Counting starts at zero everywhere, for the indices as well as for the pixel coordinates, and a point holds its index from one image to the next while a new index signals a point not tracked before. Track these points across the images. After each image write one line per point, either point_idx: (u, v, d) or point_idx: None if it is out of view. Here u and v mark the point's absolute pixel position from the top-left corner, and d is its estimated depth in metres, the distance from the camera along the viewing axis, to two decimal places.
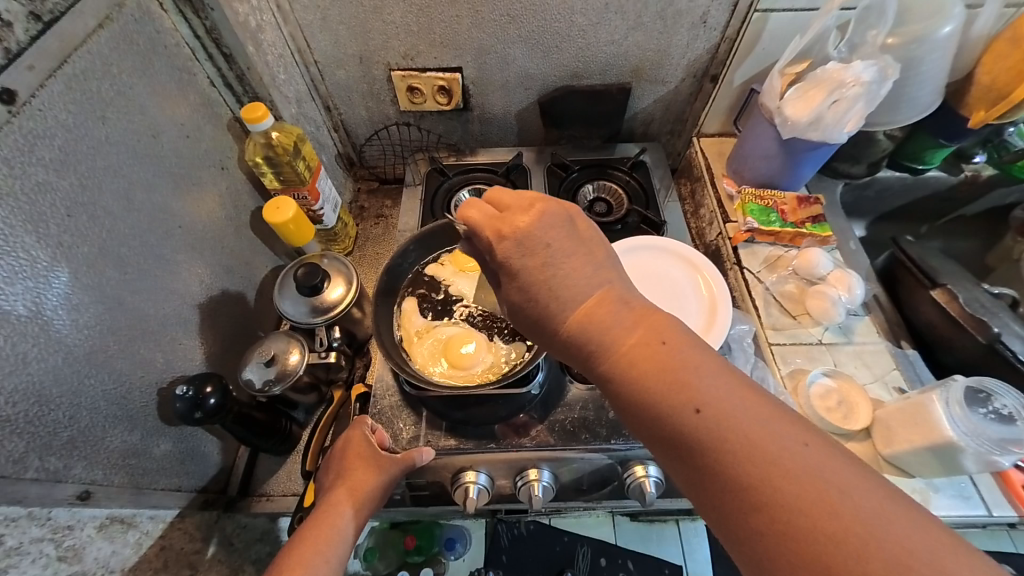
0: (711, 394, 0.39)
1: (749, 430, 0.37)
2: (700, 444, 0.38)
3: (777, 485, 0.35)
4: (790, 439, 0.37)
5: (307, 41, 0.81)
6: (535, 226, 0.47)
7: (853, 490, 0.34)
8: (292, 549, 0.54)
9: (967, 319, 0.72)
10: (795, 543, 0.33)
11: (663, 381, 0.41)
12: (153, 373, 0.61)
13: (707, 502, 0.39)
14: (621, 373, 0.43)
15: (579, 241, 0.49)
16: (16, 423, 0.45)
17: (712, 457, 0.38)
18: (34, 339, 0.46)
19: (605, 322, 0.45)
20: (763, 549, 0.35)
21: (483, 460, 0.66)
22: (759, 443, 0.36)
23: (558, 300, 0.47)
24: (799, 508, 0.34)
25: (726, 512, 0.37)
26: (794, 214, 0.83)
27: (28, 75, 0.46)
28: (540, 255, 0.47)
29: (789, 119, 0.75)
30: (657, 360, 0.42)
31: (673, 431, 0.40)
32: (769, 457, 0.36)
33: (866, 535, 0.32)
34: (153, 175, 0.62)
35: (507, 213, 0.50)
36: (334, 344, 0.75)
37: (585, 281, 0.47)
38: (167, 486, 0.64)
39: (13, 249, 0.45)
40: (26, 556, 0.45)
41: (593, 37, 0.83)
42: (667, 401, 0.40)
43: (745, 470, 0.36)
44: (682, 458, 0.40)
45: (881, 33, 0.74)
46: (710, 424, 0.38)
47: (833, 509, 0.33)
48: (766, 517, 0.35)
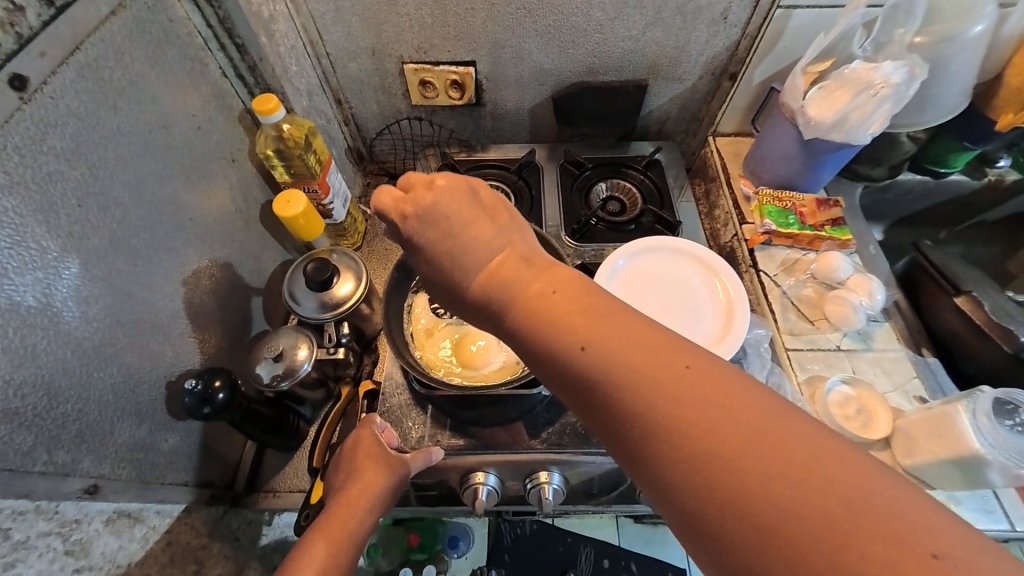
0: (605, 333, 0.37)
1: (641, 367, 0.35)
2: (599, 386, 0.36)
3: (674, 419, 0.33)
4: (684, 368, 0.34)
5: (319, 32, 0.80)
6: (435, 199, 0.47)
7: (747, 412, 0.32)
8: (301, 549, 0.53)
9: (993, 328, 0.70)
10: (698, 476, 0.31)
11: (559, 327, 0.38)
12: (163, 366, 0.60)
13: (616, 446, 0.37)
14: (524, 326, 0.41)
15: (479, 205, 0.48)
16: (24, 416, 0.44)
17: (609, 397, 0.36)
18: (43, 331, 0.46)
19: (506, 279, 0.43)
20: (669, 487, 0.33)
21: (492, 462, 0.65)
22: (655, 382, 0.34)
23: (462, 266, 0.46)
24: (697, 437, 0.32)
25: (631, 454, 0.35)
26: (814, 216, 0.81)
27: (40, 61, 0.45)
28: (439, 224, 0.47)
29: (812, 119, 0.73)
30: (556, 306, 0.39)
31: (572, 377, 0.38)
32: (662, 392, 0.34)
33: (761, 457, 0.30)
34: (163, 167, 0.61)
35: (410, 188, 0.50)
36: (343, 341, 0.74)
37: (486, 244, 0.45)
38: (174, 481, 0.63)
39: (23, 239, 0.44)
40: (32, 550, 0.45)
41: (611, 32, 0.81)
42: (564, 347, 0.38)
43: (642, 407, 0.34)
44: (587, 406, 0.38)
45: (909, 31, 0.72)
46: (605, 364, 0.36)
47: (730, 435, 0.31)
48: (667, 451, 0.33)
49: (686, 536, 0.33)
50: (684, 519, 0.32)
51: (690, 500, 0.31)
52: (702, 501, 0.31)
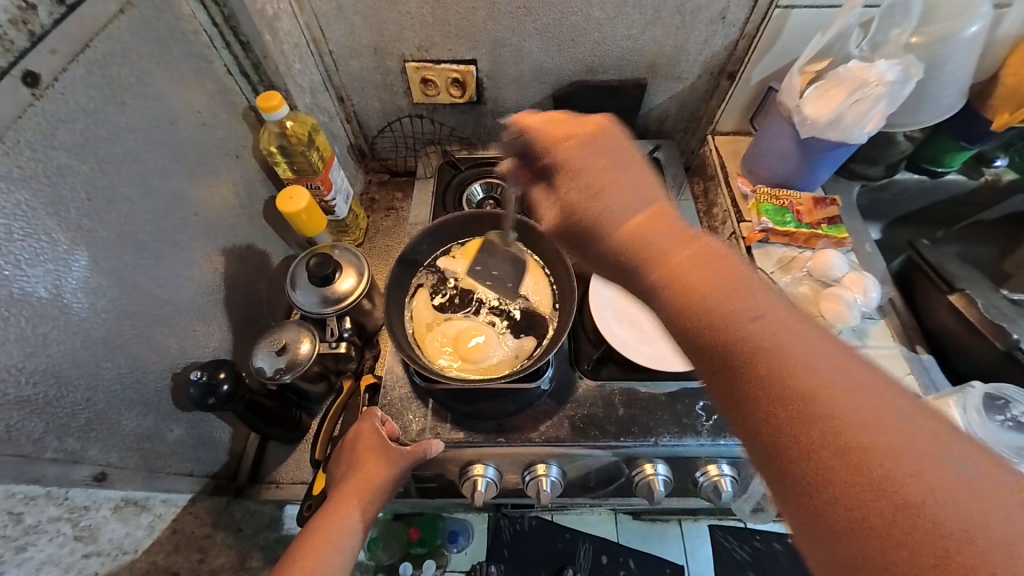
0: (767, 307, 0.37)
1: (788, 342, 0.35)
2: (742, 348, 0.36)
3: (819, 393, 0.32)
4: (849, 362, 0.34)
5: (322, 31, 0.81)
6: (584, 140, 0.51)
7: (893, 411, 0.31)
8: (302, 540, 0.54)
9: (986, 326, 0.71)
10: (827, 447, 0.31)
11: (697, 289, 0.39)
12: (168, 358, 0.61)
13: (727, 405, 0.37)
14: (663, 282, 0.41)
15: (637, 163, 0.50)
16: (36, 403, 0.45)
17: (740, 359, 0.36)
18: (53, 321, 0.47)
19: (669, 236, 0.43)
20: (784, 452, 0.33)
21: (491, 454, 0.66)
22: (799, 358, 0.34)
23: (597, 210, 0.47)
24: (833, 414, 0.31)
25: (745, 414, 0.35)
26: (810, 215, 0.82)
27: (51, 58, 0.46)
28: (612, 167, 0.49)
29: (808, 117, 0.74)
30: (697, 271, 0.40)
31: (709, 334, 0.38)
32: (813, 370, 0.33)
33: (909, 459, 0.29)
34: (169, 162, 0.62)
35: (566, 124, 0.53)
36: (345, 335, 0.76)
37: (637, 201, 0.47)
38: (179, 471, 0.64)
39: (35, 232, 0.45)
40: (43, 534, 0.46)
41: (611, 31, 0.82)
42: (700, 307, 0.38)
43: (789, 377, 0.34)
44: (710, 364, 0.38)
45: (905, 31, 0.73)
46: (756, 331, 0.36)
47: (882, 428, 0.30)
48: (800, 420, 0.32)
49: (783, 497, 0.33)
50: (794, 484, 0.32)
51: (804, 466, 0.32)
52: (822, 472, 0.31)
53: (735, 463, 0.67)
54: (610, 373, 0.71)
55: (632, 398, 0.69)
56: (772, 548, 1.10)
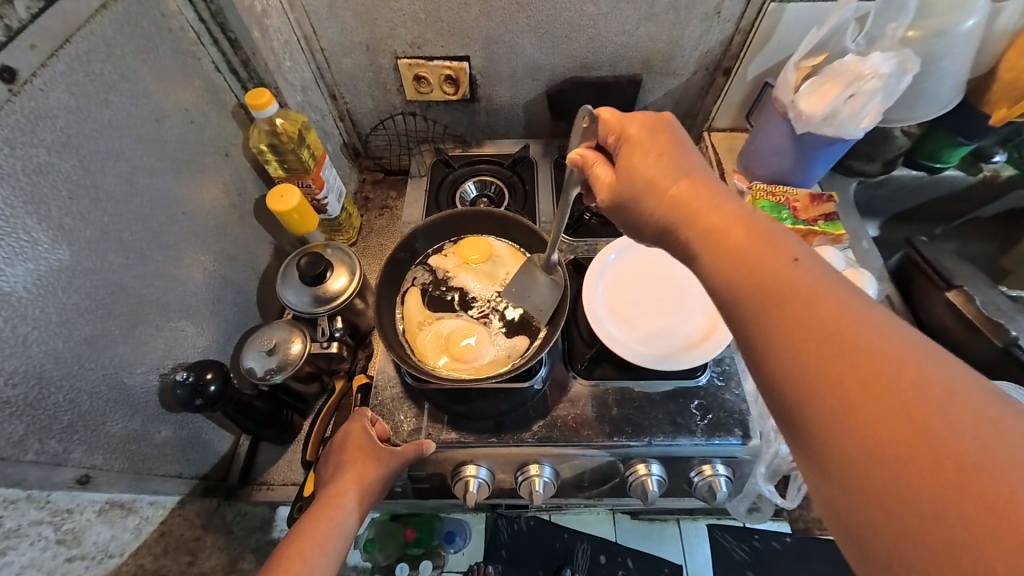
0: (816, 270, 0.36)
1: (834, 316, 0.34)
2: (788, 305, 0.35)
3: (866, 348, 0.32)
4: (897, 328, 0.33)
5: (313, 28, 0.80)
6: (642, 130, 0.49)
7: (940, 392, 0.29)
8: (289, 541, 0.53)
9: (983, 323, 0.70)
10: (866, 400, 0.30)
11: (739, 261, 0.38)
12: (156, 359, 0.61)
13: (758, 359, 0.36)
14: (702, 243, 0.41)
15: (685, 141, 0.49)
16: (16, 405, 0.45)
17: (777, 329, 0.35)
18: (35, 321, 0.46)
19: (706, 198, 0.43)
20: (812, 420, 0.32)
21: (484, 454, 0.66)
22: (845, 331, 0.33)
23: (645, 192, 0.47)
24: (871, 387, 0.30)
25: (776, 367, 0.35)
26: (807, 212, 0.81)
27: (30, 54, 0.45)
28: (662, 141, 0.48)
29: (803, 113, 0.73)
30: (740, 245, 0.39)
31: (751, 291, 0.37)
32: (861, 328, 0.33)
33: (951, 416, 0.28)
34: (156, 160, 0.61)
35: (623, 118, 0.52)
36: (336, 335, 0.75)
37: (680, 177, 0.45)
38: (168, 472, 0.64)
39: (14, 231, 0.44)
40: (25, 538, 0.45)
41: (605, 27, 0.81)
42: (741, 278, 0.38)
43: (837, 334, 0.33)
44: (746, 322, 0.37)
45: (901, 26, 0.71)
46: (806, 291, 0.35)
47: (927, 391, 0.30)
48: (844, 373, 0.32)
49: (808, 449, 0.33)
50: (817, 448, 0.32)
51: (839, 418, 0.31)
52: (859, 423, 0.30)
53: (730, 462, 0.66)
54: (603, 372, 0.70)
55: (626, 397, 0.68)
56: (770, 547, 1.09)
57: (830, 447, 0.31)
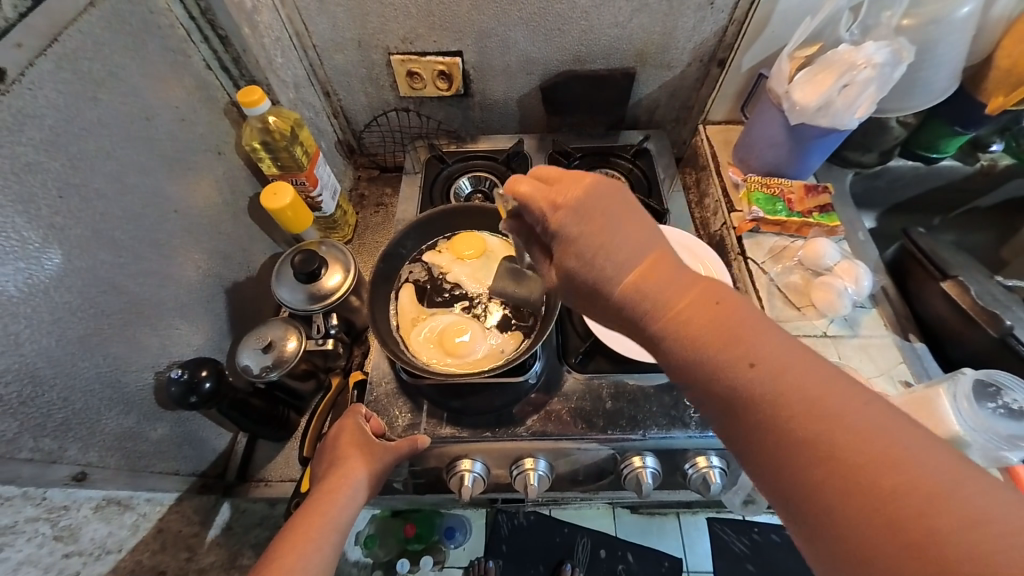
0: (778, 353, 0.36)
1: (814, 395, 0.34)
2: (760, 402, 0.35)
3: (846, 432, 0.32)
4: (860, 400, 0.33)
5: (305, 24, 0.80)
6: (586, 195, 0.48)
7: (925, 458, 0.30)
8: (285, 535, 0.53)
9: (978, 313, 0.70)
10: (861, 484, 0.30)
11: (716, 341, 0.38)
12: (150, 357, 0.61)
13: (754, 447, 0.36)
14: (671, 323, 0.41)
15: (631, 208, 0.48)
16: (8, 403, 0.45)
17: (761, 414, 0.35)
18: (26, 320, 0.46)
19: (664, 281, 0.43)
20: (819, 510, 0.32)
21: (479, 449, 0.66)
22: (826, 407, 0.33)
23: (609, 261, 0.45)
24: (863, 469, 0.31)
25: (771, 455, 0.34)
26: (801, 203, 0.81)
27: (16, 52, 0.45)
28: (598, 219, 0.47)
29: (797, 103, 0.73)
30: (713, 318, 0.39)
31: (725, 390, 0.37)
32: (835, 406, 0.33)
33: (945, 497, 0.28)
34: (145, 159, 0.61)
35: (554, 180, 0.51)
36: (331, 332, 0.76)
37: (633, 245, 0.45)
38: (164, 470, 0.64)
39: (3, 230, 0.44)
40: (21, 535, 0.46)
41: (597, 19, 0.81)
42: (721, 361, 0.37)
43: (811, 433, 0.33)
44: (732, 405, 0.37)
45: (896, 14, 0.71)
46: (773, 383, 0.35)
47: (910, 462, 0.30)
48: (829, 477, 0.31)
49: (825, 559, 0.32)
50: (829, 543, 0.31)
51: (844, 524, 0.30)
52: (860, 525, 0.30)
53: (725, 454, 0.66)
54: (597, 366, 0.71)
55: (620, 390, 0.68)
56: (770, 541, 1.09)
57: (842, 540, 0.30)
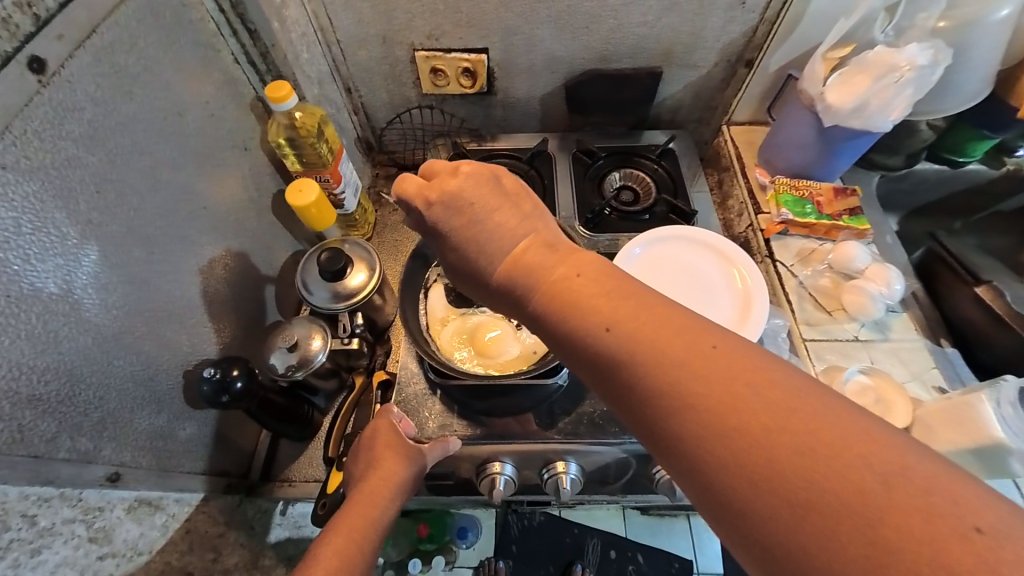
0: (629, 313, 0.36)
1: (665, 351, 0.34)
2: (619, 364, 0.35)
3: (699, 384, 0.32)
4: (707, 346, 0.33)
5: (330, 19, 0.79)
6: (462, 186, 0.47)
7: (776, 391, 0.30)
8: (326, 537, 0.53)
9: (1012, 317, 0.70)
10: (724, 437, 0.30)
11: (583, 310, 0.37)
12: (180, 355, 0.60)
13: (635, 418, 0.35)
14: (547, 298, 0.40)
15: (502, 195, 0.47)
16: (48, 402, 0.44)
17: (628, 378, 0.35)
18: (64, 317, 0.45)
19: (532, 258, 0.42)
20: (697, 469, 0.32)
21: (508, 451, 0.65)
22: (676, 360, 0.33)
23: (486, 253, 0.46)
24: (723, 418, 0.31)
25: (649, 422, 0.34)
26: (830, 206, 0.80)
27: (57, 44, 0.44)
28: (467, 211, 0.46)
29: (831, 106, 0.72)
30: (577, 288, 0.38)
31: (589, 357, 0.37)
32: (688, 360, 0.33)
33: (796, 425, 0.29)
34: (177, 154, 0.60)
35: (434, 175, 0.50)
36: (357, 331, 0.75)
37: (506, 226, 0.45)
38: (192, 470, 0.63)
39: (44, 227, 0.44)
40: (58, 536, 0.45)
41: (626, 18, 0.80)
42: (586, 330, 0.37)
43: (664, 388, 0.33)
44: (608, 377, 0.36)
45: (932, 16, 0.70)
46: (630, 345, 0.35)
47: (765, 399, 0.30)
48: (698, 436, 0.31)
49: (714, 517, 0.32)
50: (712, 500, 0.31)
51: (719, 480, 0.30)
52: (728, 476, 0.30)
53: None
54: None
55: None
56: None
57: (719, 495, 0.31)
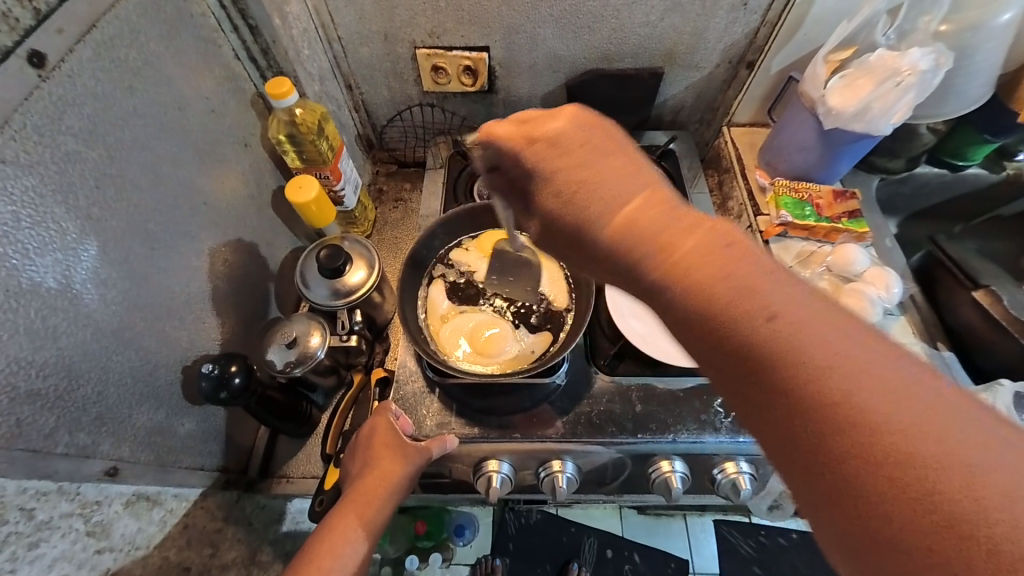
0: (788, 302, 0.31)
1: (825, 347, 0.30)
2: (765, 354, 0.31)
3: (862, 390, 0.28)
4: (878, 355, 0.29)
5: (331, 16, 0.79)
6: (564, 127, 0.46)
7: (956, 418, 0.26)
8: (320, 534, 0.54)
9: (1011, 322, 0.70)
10: (884, 451, 0.26)
11: (719, 290, 0.33)
12: (179, 351, 0.60)
13: (758, 409, 0.31)
14: (667, 269, 0.36)
15: (604, 152, 0.45)
16: (47, 397, 0.44)
17: (769, 367, 0.30)
18: (64, 312, 0.46)
19: (654, 222, 0.38)
20: (835, 477, 0.28)
21: (506, 450, 0.65)
22: (839, 359, 0.29)
23: (591, 201, 0.42)
24: (888, 430, 0.26)
25: (780, 417, 0.30)
26: (830, 208, 0.80)
27: (57, 39, 0.44)
28: (575, 154, 0.45)
29: (833, 109, 0.72)
30: (712, 265, 0.34)
31: (728, 343, 0.32)
32: (850, 363, 0.29)
33: (975, 457, 0.25)
34: (178, 150, 0.60)
35: (530, 119, 0.49)
36: (356, 328, 0.74)
37: (620, 180, 0.42)
38: (191, 465, 0.63)
39: (43, 221, 0.44)
40: (56, 531, 0.45)
41: (628, 18, 0.80)
42: (722, 309, 0.32)
43: (833, 394, 0.28)
44: (733, 361, 0.32)
45: (935, 19, 0.70)
46: (781, 333, 0.30)
47: (939, 422, 0.26)
48: (849, 444, 0.27)
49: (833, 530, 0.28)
50: (845, 511, 0.27)
51: (863, 492, 0.27)
52: (868, 494, 0.26)
53: (753, 461, 0.66)
54: (627, 369, 0.69)
55: (649, 394, 0.68)
56: (778, 543, 1.08)
57: (860, 509, 0.27)
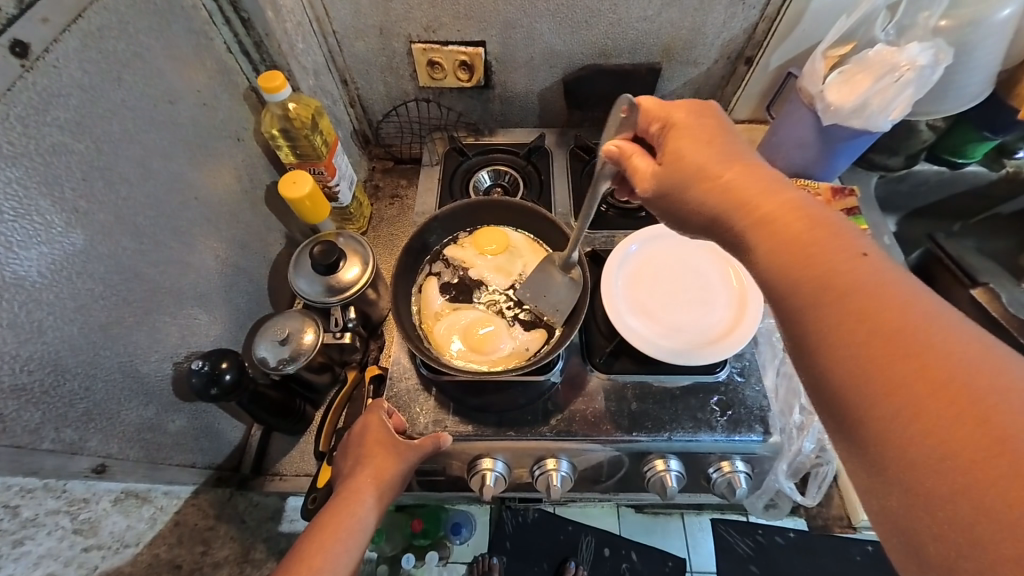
0: (882, 266, 0.35)
1: (908, 304, 0.33)
2: (850, 299, 0.34)
3: (937, 338, 0.31)
4: (959, 323, 0.32)
5: (325, 9, 0.78)
6: (695, 108, 0.48)
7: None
8: (311, 533, 0.54)
9: (1008, 320, 0.70)
10: (950, 388, 0.29)
11: (809, 247, 0.37)
12: (169, 347, 0.59)
13: (825, 347, 0.35)
14: (759, 224, 0.39)
15: (726, 128, 0.47)
16: (32, 392, 0.44)
17: (851, 309, 0.34)
18: (49, 307, 0.45)
19: (758, 186, 0.41)
20: (896, 404, 0.31)
21: (501, 447, 0.65)
22: (921, 314, 0.32)
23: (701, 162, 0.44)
24: (959, 373, 0.30)
25: (852, 352, 0.33)
26: (829, 206, 0.79)
27: (42, 28, 0.43)
28: (704, 127, 0.46)
29: (831, 105, 0.71)
30: (807, 229, 0.37)
31: (812, 287, 0.36)
32: (927, 319, 0.32)
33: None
34: (168, 143, 0.59)
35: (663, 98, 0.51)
36: (350, 325, 0.73)
37: (738, 155, 0.44)
38: (182, 462, 0.63)
39: (28, 214, 0.43)
40: (42, 528, 0.45)
41: (625, 12, 0.79)
42: (810, 259, 0.36)
43: (905, 335, 0.32)
44: (810, 302, 0.36)
45: (933, 14, 0.70)
46: (868, 286, 0.34)
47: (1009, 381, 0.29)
48: (919, 377, 0.30)
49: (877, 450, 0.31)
50: (896, 434, 0.31)
51: (920, 417, 0.30)
52: (921, 418, 0.30)
53: (749, 459, 0.66)
54: (622, 366, 0.69)
55: (645, 391, 0.67)
56: (776, 542, 1.07)
57: (914, 431, 0.30)
